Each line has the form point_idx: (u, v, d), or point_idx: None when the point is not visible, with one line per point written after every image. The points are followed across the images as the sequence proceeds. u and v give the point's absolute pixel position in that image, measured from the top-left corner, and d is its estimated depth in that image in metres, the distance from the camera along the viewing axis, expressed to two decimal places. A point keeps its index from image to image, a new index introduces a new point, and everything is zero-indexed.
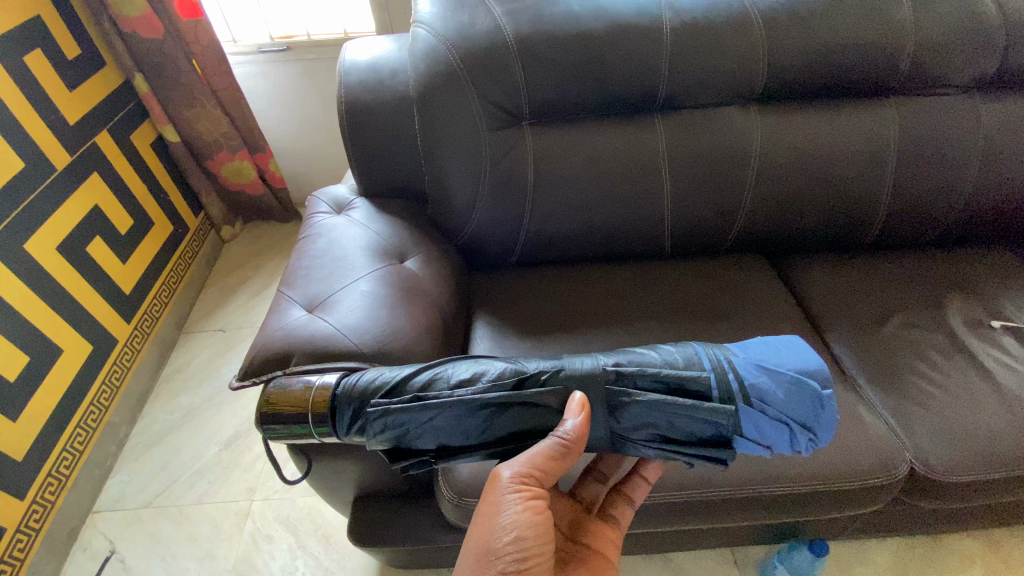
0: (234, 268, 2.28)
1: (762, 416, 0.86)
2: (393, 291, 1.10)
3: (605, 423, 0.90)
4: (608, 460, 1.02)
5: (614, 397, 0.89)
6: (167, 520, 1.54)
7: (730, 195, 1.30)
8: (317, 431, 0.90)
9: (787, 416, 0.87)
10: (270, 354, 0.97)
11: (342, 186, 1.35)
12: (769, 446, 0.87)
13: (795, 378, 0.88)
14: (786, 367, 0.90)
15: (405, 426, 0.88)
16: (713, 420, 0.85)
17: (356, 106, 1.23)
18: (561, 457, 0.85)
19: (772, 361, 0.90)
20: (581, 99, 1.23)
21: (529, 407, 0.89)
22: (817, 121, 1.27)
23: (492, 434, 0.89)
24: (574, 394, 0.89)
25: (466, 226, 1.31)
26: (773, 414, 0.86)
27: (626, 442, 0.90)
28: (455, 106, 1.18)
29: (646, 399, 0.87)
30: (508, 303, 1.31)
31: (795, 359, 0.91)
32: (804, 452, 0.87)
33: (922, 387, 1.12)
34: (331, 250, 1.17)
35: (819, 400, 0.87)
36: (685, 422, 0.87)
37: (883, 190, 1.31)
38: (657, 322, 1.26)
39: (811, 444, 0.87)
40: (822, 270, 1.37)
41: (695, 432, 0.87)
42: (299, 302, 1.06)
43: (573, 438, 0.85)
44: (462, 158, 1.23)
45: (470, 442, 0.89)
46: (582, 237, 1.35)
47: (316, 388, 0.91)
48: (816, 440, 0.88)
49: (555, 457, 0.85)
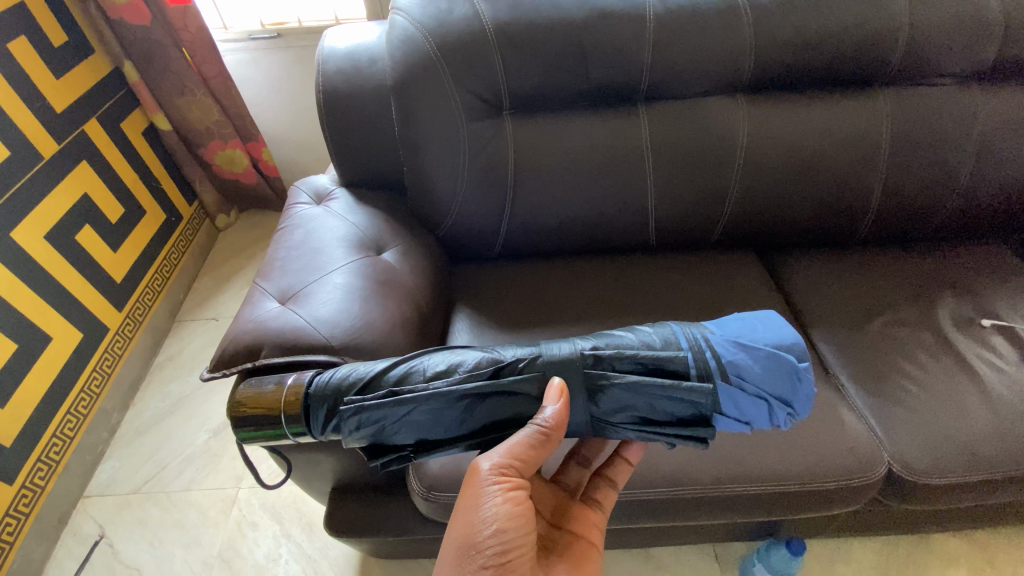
0: (227, 257, 2.28)
1: (741, 392, 0.85)
2: (368, 284, 1.09)
3: (584, 408, 0.88)
4: (591, 444, 1.02)
5: (592, 381, 0.87)
6: (156, 506, 1.57)
7: (716, 189, 1.28)
8: (291, 431, 0.89)
9: (765, 392, 0.86)
10: (240, 346, 0.97)
11: (323, 176, 1.34)
12: (748, 422, 0.87)
13: (771, 353, 0.87)
14: (763, 343, 0.89)
15: (381, 422, 0.86)
16: (691, 399, 0.84)
17: (335, 95, 1.22)
18: (540, 446, 0.84)
19: (751, 337, 0.89)
20: (563, 89, 1.20)
21: (504, 396, 0.87)
22: (808, 112, 1.23)
23: (470, 426, 0.88)
24: (553, 378, 0.88)
25: (447, 218, 1.30)
26: (751, 391, 0.85)
27: (607, 425, 0.89)
28: (433, 95, 1.16)
29: (623, 381, 0.86)
30: (489, 297, 1.30)
31: (772, 334, 0.90)
32: (783, 426, 0.87)
33: (907, 386, 1.10)
34: (309, 242, 1.16)
35: (797, 376, 0.87)
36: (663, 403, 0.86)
37: (875, 183, 1.27)
38: (640, 316, 1.24)
39: (789, 418, 0.86)
40: (810, 265, 1.34)
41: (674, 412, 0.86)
42: (272, 295, 1.06)
43: (552, 426, 0.84)
44: (441, 148, 1.21)
45: (451, 434, 0.88)
46: (565, 230, 1.33)
47: (288, 388, 0.90)
48: (796, 414, 0.88)
49: (534, 445, 0.84)
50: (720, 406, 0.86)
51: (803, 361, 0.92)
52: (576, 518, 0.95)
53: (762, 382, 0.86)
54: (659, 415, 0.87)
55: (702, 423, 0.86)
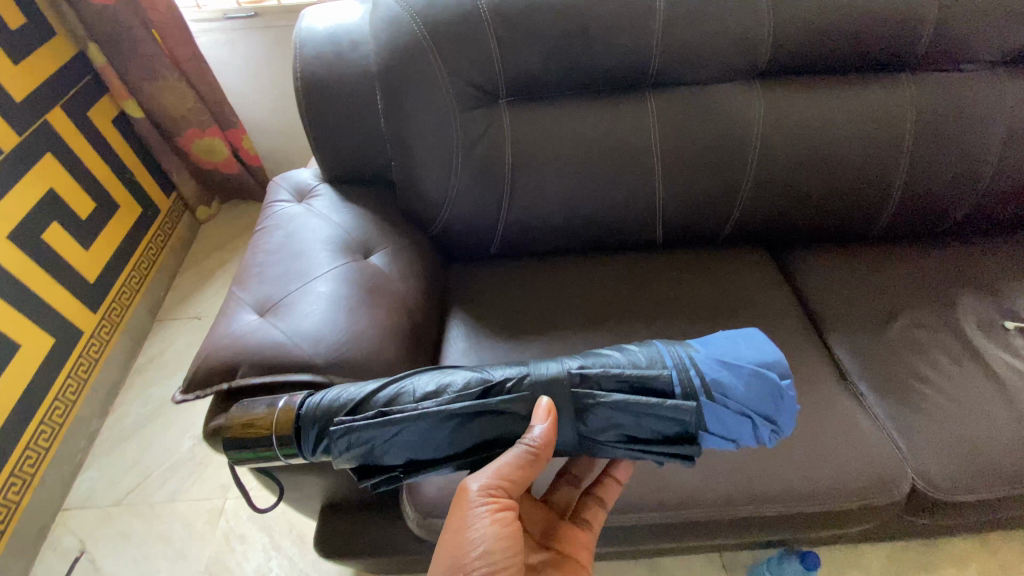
0: (210, 251, 2.17)
1: (728, 409, 0.79)
2: (354, 293, 1.00)
3: (572, 427, 0.81)
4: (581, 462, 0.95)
5: (579, 400, 0.81)
6: (138, 519, 1.50)
7: (728, 183, 1.19)
8: (283, 453, 0.81)
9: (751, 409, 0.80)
10: (214, 366, 0.89)
11: (305, 171, 1.24)
12: (736, 439, 0.81)
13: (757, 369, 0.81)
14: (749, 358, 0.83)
15: (372, 442, 0.79)
16: (677, 417, 0.79)
17: (315, 83, 1.11)
18: (528, 466, 0.78)
19: (737, 354, 0.83)
20: (565, 74, 1.10)
21: (495, 416, 0.80)
22: (828, 99, 1.14)
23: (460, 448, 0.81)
24: (540, 398, 0.80)
25: (439, 216, 1.20)
26: (738, 408, 0.79)
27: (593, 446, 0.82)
28: (421, 83, 1.06)
29: (609, 400, 0.80)
30: (486, 300, 1.22)
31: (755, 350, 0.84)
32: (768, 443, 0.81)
33: (929, 394, 1.04)
34: (289, 247, 1.06)
35: (782, 393, 0.81)
36: (648, 421, 0.80)
37: (897, 175, 1.19)
38: (646, 320, 1.17)
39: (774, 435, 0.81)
40: (825, 263, 1.27)
41: (658, 431, 0.80)
42: (250, 306, 0.97)
43: (541, 446, 0.78)
44: (432, 141, 1.11)
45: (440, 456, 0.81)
46: (566, 228, 1.24)
47: (280, 407, 0.81)
48: (780, 431, 0.82)
49: (522, 466, 0.78)
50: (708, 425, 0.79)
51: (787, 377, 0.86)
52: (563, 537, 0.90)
53: (750, 400, 0.80)
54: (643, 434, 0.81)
55: (689, 442, 0.80)
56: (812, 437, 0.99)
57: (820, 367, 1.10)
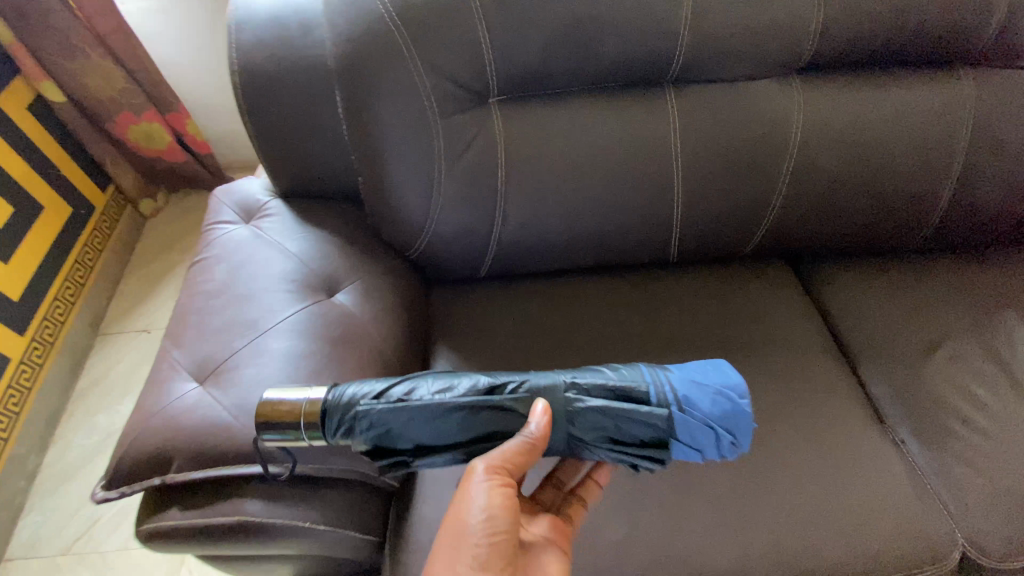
0: (159, 252, 1.92)
1: (700, 420, 0.70)
2: (317, 348, 0.82)
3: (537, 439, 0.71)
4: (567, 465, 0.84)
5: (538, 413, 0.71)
6: (89, 571, 1.34)
7: (755, 196, 1.03)
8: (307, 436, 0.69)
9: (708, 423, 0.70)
10: (143, 454, 0.71)
11: (253, 183, 1.03)
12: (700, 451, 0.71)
13: (716, 387, 0.72)
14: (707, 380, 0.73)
15: (389, 421, 0.69)
16: (650, 422, 0.70)
17: (258, 79, 0.89)
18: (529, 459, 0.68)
19: (716, 366, 0.75)
20: (571, 69, 0.91)
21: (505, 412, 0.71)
22: (873, 99, 0.99)
23: (472, 439, 0.72)
24: (536, 401, 0.71)
25: (419, 239, 1.00)
26: (699, 422, 0.70)
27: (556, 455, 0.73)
28: (392, 83, 0.85)
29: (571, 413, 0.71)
30: (476, 334, 1.04)
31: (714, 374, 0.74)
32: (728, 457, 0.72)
33: (975, 441, 0.92)
34: (233, 286, 0.87)
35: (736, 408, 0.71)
36: (621, 425, 0.70)
37: (944, 186, 1.04)
38: (662, 357, 1.02)
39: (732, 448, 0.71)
40: (856, 282, 1.13)
41: (631, 437, 0.71)
42: (186, 371, 0.78)
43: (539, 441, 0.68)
44: (407, 152, 0.91)
45: (450, 447, 0.72)
46: (568, 248, 1.06)
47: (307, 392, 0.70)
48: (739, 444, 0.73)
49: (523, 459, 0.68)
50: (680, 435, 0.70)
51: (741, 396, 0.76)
52: (545, 523, 0.77)
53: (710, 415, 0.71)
54: (613, 439, 0.71)
55: (660, 448, 0.71)
56: (851, 498, 0.87)
57: (856, 408, 0.97)
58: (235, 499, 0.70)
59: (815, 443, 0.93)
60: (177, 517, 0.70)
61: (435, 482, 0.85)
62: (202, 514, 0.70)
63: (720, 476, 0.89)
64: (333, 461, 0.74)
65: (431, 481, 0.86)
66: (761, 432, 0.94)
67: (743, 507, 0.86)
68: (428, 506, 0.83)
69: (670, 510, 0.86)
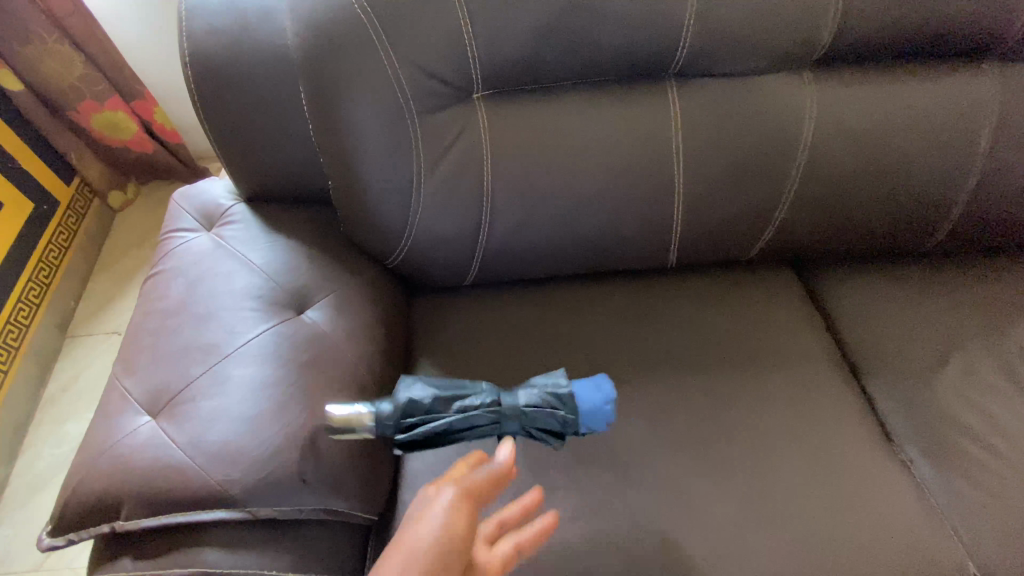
0: (133, 245, 1.76)
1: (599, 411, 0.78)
2: (283, 373, 0.75)
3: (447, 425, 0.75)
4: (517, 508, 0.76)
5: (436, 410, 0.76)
6: None
7: (762, 199, 0.96)
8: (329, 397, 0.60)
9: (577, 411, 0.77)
10: (91, 496, 0.65)
11: (216, 186, 0.94)
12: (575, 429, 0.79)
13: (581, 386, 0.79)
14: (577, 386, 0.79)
15: (429, 404, 0.74)
16: (537, 407, 0.77)
17: (216, 74, 0.80)
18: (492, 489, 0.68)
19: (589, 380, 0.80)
20: (564, 61, 0.83)
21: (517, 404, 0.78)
22: (891, 95, 0.92)
23: (497, 425, 0.77)
24: (503, 441, 0.74)
25: (397, 247, 0.92)
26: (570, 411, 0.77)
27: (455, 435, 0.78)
28: (364, 78, 0.77)
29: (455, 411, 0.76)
30: (460, 347, 0.97)
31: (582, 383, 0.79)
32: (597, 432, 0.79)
33: (987, 461, 0.86)
34: (189, 303, 0.79)
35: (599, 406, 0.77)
36: (530, 412, 0.76)
37: (962, 189, 0.98)
38: (659, 372, 0.95)
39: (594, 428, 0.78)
40: (864, 289, 1.07)
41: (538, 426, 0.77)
42: (138, 402, 0.72)
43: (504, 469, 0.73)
44: (383, 154, 0.82)
45: (474, 431, 0.76)
46: (560, 255, 0.97)
47: None
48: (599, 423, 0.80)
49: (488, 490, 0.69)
50: (582, 422, 0.77)
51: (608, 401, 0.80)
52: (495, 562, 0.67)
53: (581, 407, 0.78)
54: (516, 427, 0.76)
55: (561, 434, 0.77)
56: (862, 526, 0.81)
57: (865, 425, 0.91)
58: (191, 548, 0.64)
59: (824, 465, 0.86)
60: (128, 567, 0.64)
61: None
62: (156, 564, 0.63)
63: (721, 504, 0.82)
64: (300, 502, 0.68)
65: None
66: (766, 455, 0.86)
67: (746, 538, 0.79)
68: None
69: (668, 542, 0.78)
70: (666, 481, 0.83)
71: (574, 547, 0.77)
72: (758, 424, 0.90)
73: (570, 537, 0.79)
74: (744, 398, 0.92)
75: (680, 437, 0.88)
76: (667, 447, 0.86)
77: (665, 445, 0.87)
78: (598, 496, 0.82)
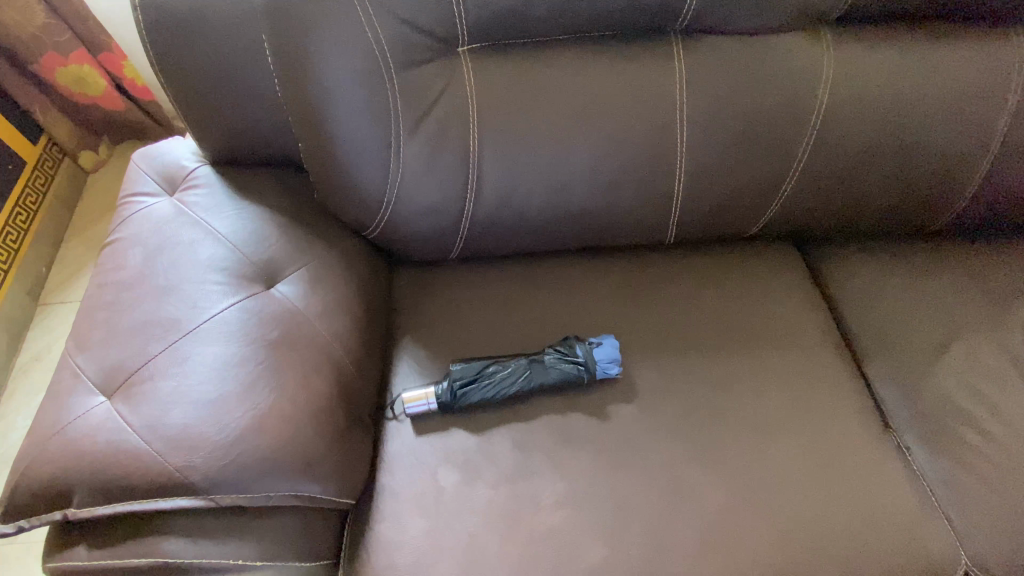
0: (109, 207, 1.62)
1: (611, 354, 0.84)
2: (250, 352, 0.69)
3: (482, 392, 0.81)
4: None
5: (463, 387, 0.81)
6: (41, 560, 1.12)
7: (769, 172, 0.89)
8: None
9: (593, 360, 0.84)
10: (41, 480, 0.60)
11: (181, 146, 0.87)
12: (603, 373, 0.84)
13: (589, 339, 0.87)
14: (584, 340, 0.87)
15: (468, 372, 0.82)
16: (557, 361, 0.84)
17: (172, 18, 0.72)
18: None
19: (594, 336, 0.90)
20: (560, 12, 0.75)
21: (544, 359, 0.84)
22: (913, 60, 0.85)
23: (534, 379, 0.83)
24: None
25: (376, 217, 0.85)
26: (588, 359, 0.84)
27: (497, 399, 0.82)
28: (336, 26, 0.69)
29: (484, 380, 0.82)
30: (444, 322, 0.92)
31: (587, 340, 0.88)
32: (613, 371, 0.84)
33: (984, 451, 0.83)
34: (148, 275, 0.73)
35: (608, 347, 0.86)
36: (547, 365, 0.83)
37: (979, 164, 0.92)
38: (652, 352, 0.90)
39: (609, 365, 0.84)
40: (869, 268, 1.02)
41: (557, 375, 0.83)
42: (92, 382, 0.66)
43: None
44: (358, 113, 0.75)
45: (518, 386, 0.82)
46: (553, 229, 0.91)
47: None
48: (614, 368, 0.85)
49: None
50: (596, 369, 0.84)
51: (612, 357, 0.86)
52: None
53: (597, 357, 0.84)
54: (532, 390, 0.83)
55: (575, 390, 0.85)
56: (853, 515, 0.78)
57: (862, 411, 0.87)
58: (152, 537, 0.60)
59: (818, 452, 0.83)
60: (83, 557, 0.59)
61: (395, 498, 0.77)
62: (114, 554, 0.59)
63: (711, 491, 0.79)
64: (269, 489, 0.64)
65: (391, 497, 0.77)
66: (759, 441, 0.83)
67: (734, 526, 0.76)
68: (388, 526, 0.74)
69: (654, 530, 0.76)
70: (655, 467, 0.80)
71: (557, 533, 0.74)
72: (753, 408, 0.86)
73: (555, 522, 0.75)
74: (739, 382, 0.88)
75: (671, 422, 0.84)
76: (657, 431, 0.83)
77: (655, 429, 0.83)
78: (583, 480, 0.79)
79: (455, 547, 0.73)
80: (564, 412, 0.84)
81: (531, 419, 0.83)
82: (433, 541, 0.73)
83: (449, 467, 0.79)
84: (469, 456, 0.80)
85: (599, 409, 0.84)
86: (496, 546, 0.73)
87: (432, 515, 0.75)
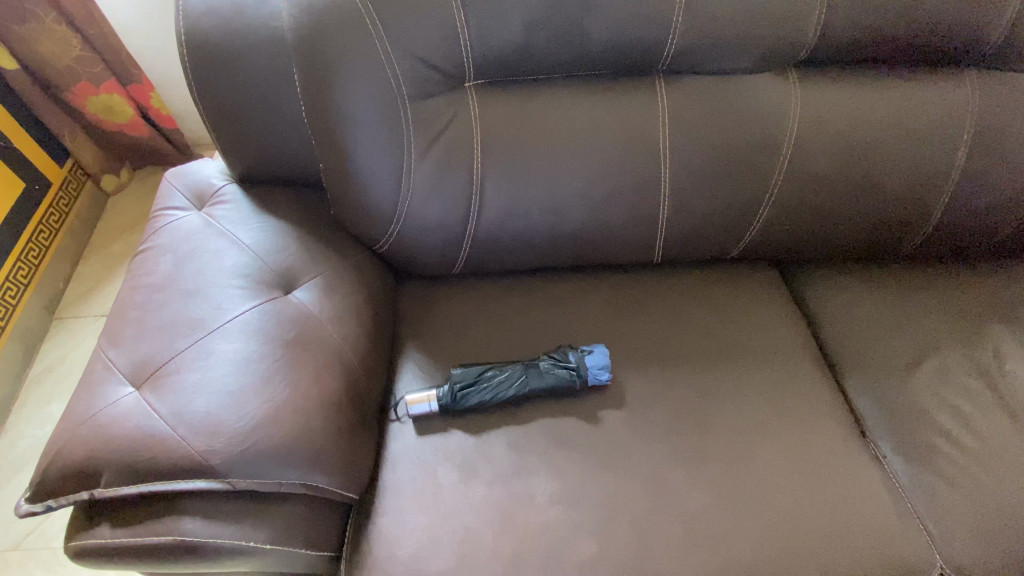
0: (127, 226, 1.69)
1: (601, 362, 0.90)
2: (267, 351, 0.75)
3: (479, 393, 0.87)
4: None
5: (461, 389, 0.87)
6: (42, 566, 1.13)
7: (746, 197, 0.97)
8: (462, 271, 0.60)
9: (585, 368, 0.90)
10: (72, 461, 0.65)
11: (210, 166, 0.96)
12: (594, 378, 0.90)
13: (581, 348, 0.93)
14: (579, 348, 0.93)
15: (466, 376, 0.88)
16: (552, 367, 0.90)
17: (214, 55, 0.82)
18: None
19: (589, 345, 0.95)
20: (555, 54, 0.85)
21: (538, 367, 0.90)
22: (873, 98, 0.94)
23: (528, 384, 0.88)
24: None
25: (387, 232, 0.93)
26: (579, 366, 0.90)
27: (492, 401, 0.87)
28: (359, 62, 0.79)
29: (481, 384, 0.87)
30: (445, 332, 0.97)
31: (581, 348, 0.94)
32: (603, 377, 0.90)
33: (956, 459, 0.88)
34: (177, 279, 0.80)
35: (599, 358, 0.91)
36: (543, 371, 0.89)
37: (941, 194, 1.00)
38: (641, 363, 0.96)
39: (599, 371, 0.90)
40: (845, 289, 1.09)
41: (551, 380, 0.89)
42: (122, 373, 0.72)
43: None
44: (374, 138, 0.83)
45: (513, 390, 0.87)
46: (548, 247, 0.99)
47: None
48: (603, 375, 0.90)
49: None
50: (588, 376, 0.89)
51: (605, 365, 0.91)
52: None
53: (587, 364, 0.90)
54: (528, 394, 0.88)
55: (568, 395, 0.91)
56: (833, 518, 0.82)
57: (840, 420, 0.92)
58: (170, 517, 0.65)
59: (798, 457, 0.87)
60: (106, 535, 0.64)
61: (396, 494, 0.81)
62: (134, 532, 0.64)
63: (696, 491, 0.83)
64: (281, 475, 0.68)
65: (392, 493, 0.81)
66: (742, 447, 0.88)
67: (719, 525, 0.80)
68: (389, 521, 0.79)
69: (642, 526, 0.80)
70: (644, 469, 0.85)
71: (550, 529, 0.78)
72: (736, 416, 0.91)
73: (549, 518, 0.80)
74: (722, 391, 0.94)
75: (659, 427, 0.89)
76: (645, 436, 0.88)
77: (642, 433, 0.88)
78: (574, 480, 0.83)
79: (453, 542, 0.77)
80: (558, 417, 0.89)
81: (525, 422, 0.88)
82: (432, 535, 0.77)
83: (448, 466, 0.83)
84: (466, 456, 0.84)
85: (590, 414, 0.89)
86: (491, 540, 0.77)
87: (431, 511, 0.79)
